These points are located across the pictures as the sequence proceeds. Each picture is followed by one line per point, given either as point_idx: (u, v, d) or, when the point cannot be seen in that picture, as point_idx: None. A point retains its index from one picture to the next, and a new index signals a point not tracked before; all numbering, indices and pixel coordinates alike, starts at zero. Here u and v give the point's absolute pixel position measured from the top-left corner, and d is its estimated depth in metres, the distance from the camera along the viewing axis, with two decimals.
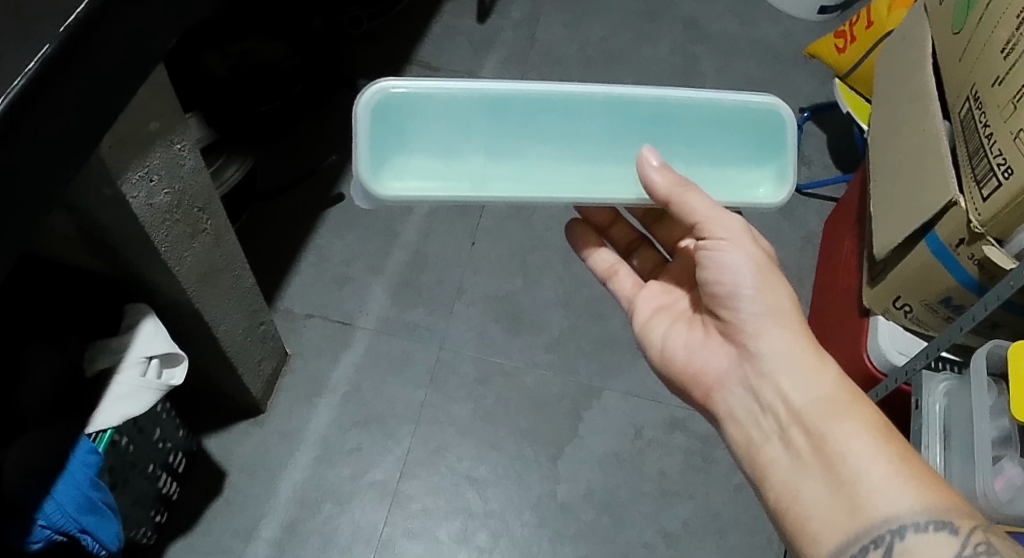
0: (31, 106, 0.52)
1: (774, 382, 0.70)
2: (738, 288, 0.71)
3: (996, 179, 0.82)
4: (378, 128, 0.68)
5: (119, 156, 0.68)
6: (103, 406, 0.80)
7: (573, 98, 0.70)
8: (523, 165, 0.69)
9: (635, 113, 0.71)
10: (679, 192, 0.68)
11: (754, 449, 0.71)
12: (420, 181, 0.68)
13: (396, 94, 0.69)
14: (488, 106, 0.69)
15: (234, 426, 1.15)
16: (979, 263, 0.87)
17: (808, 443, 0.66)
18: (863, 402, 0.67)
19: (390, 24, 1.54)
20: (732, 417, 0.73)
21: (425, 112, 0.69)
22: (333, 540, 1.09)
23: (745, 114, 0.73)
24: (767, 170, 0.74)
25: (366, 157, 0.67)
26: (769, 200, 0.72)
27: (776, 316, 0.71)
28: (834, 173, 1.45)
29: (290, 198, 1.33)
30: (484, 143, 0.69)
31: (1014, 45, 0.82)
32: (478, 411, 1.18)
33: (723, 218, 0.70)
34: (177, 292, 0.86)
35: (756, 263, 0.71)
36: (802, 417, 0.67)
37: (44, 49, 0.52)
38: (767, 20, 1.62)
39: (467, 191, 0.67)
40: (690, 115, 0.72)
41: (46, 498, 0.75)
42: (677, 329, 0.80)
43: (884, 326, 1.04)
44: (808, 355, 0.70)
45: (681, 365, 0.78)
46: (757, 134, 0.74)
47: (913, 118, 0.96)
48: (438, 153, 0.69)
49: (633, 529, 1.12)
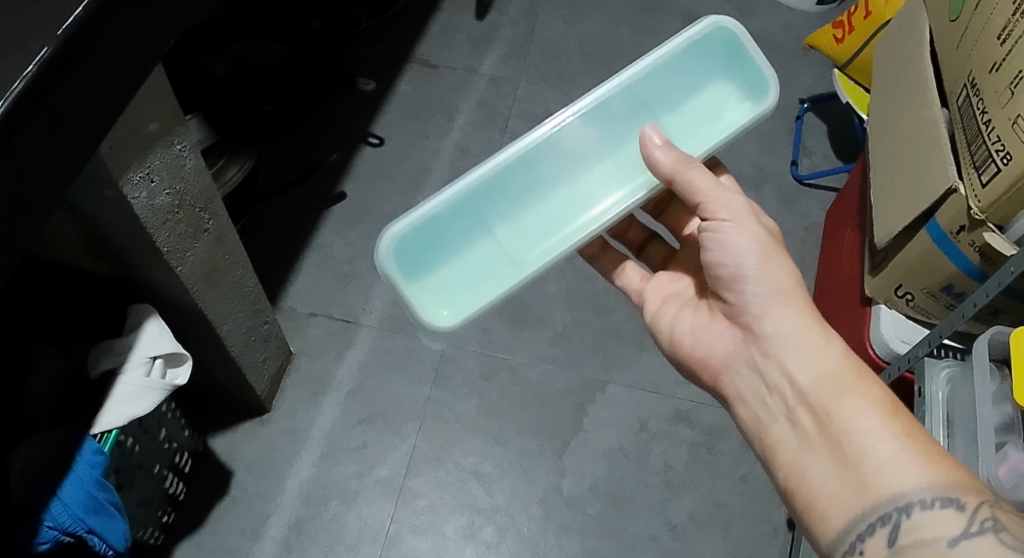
0: (31, 110, 0.53)
1: (779, 361, 0.70)
2: (742, 269, 0.71)
3: (995, 165, 0.82)
4: (413, 268, 0.67)
5: (119, 159, 0.69)
6: (109, 406, 0.81)
7: (554, 135, 0.70)
8: (549, 223, 0.68)
9: (611, 114, 0.71)
10: (684, 169, 0.67)
11: (762, 430, 0.71)
12: (468, 292, 0.67)
13: (408, 232, 0.67)
14: (488, 188, 0.68)
15: (239, 426, 1.16)
16: (979, 250, 0.88)
17: (814, 422, 0.66)
18: (869, 378, 0.67)
19: (390, 23, 1.54)
20: (741, 399, 0.73)
21: (445, 235, 0.68)
22: (341, 537, 1.09)
23: (695, 43, 0.72)
24: (743, 92, 0.72)
25: (420, 301, 0.66)
26: (757, 114, 0.71)
27: (781, 295, 0.71)
28: (836, 163, 1.44)
29: (291, 198, 1.34)
30: (505, 227, 0.68)
31: (1010, 31, 0.82)
32: (483, 406, 1.18)
33: (725, 197, 0.71)
34: (179, 291, 0.86)
35: (760, 242, 0.71)
36: (808, 396, 0.67)
37: (43, 52, 0.53)
38: (767, 12, 1.62)
39: (515, 277, 0.67)
40: (652, 78, 0.71)
41: (53, 500, 0.76)
42: (686, 315, 0.80)
43: (885, 316, 1.04)
44: (814, 333, 0.70)
45: (688, 350, 0.78)
46: (715, 53, 0.72)
47: (913, 99, 0.96)
48: (473, 263, 0.68)
49: (639, 522, 1.12)
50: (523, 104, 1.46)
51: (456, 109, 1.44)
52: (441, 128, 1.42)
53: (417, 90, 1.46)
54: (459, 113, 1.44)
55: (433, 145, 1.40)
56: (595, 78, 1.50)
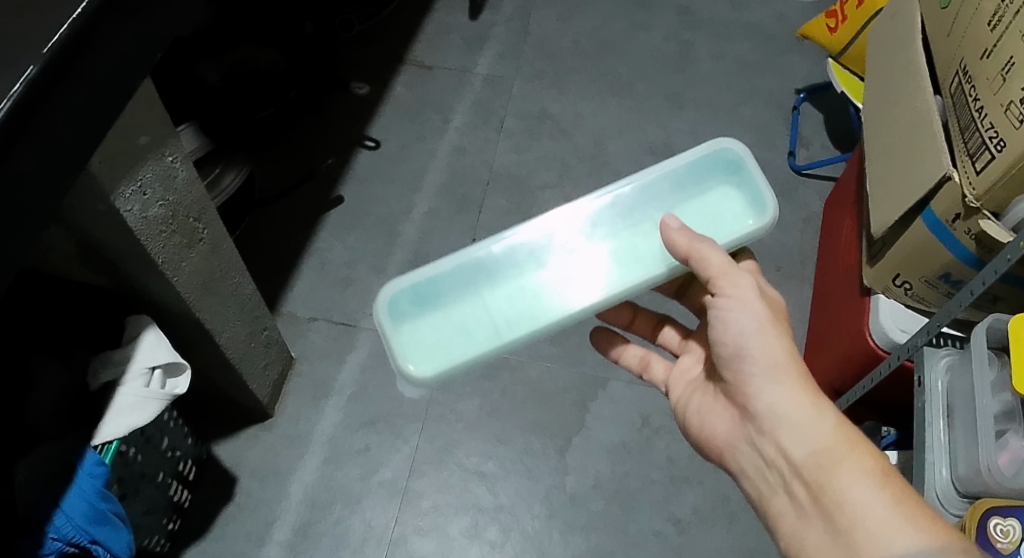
0: (28, 126, 0.53)
1: (775, 438, 0.68)
2: (742, 348, 0.69)
3: (990, 152, 0.82)
4: (400, 322, 0.67)
5: (110, 172, 0.69)
6: (109, 418, 0.82)
7: (553, 225, 0.70)
8: (539, 302, 0.68)
9: (612, 214, 0.71)
10: (696, 247, 0.67)
11: (764, 501, 0.70)
12: (446, 346, 0.66)
13: (403, 287, 0.68)
14: (483, 265, 0.69)
15: (244, 431, 1.16)
16: (976, 237, 0.87)
17: (808, 495, 0.66)
18: (860, 446, 0.65)
19: (383, 26, 1.54)
20: (743, 474, 0.72)
21: (439, 296, 0.68)
22: (346, 540, 1.09)
23: (701, 164, 0.73)
24: (746, 205, 0.72)
25: (403, 353, 0.66)
26: (757, 226, 0.71)
27: (777, 371, 0.68)
28: (833, 152, 1.44)
29: (289, 203, 1.34)
30: (493, 296, 0.68)
31: (1001, 16, 0.82)
32: (485, 406, 1.19)
33: (734, 275, 0.69)
34: (177, 303, 0.87)
35: (761, 321, 0.69)
36: (801, 471, 0.66)
37: (28, 72, 0.53)
38: (760, 3, 1.61)
39: (497, 341, 0.66)
40: (656, 190, 0.72)
41: (57, 512, 0.76)
42: (696, 395, 0.79)
43: (884, 306, 1.03)
44: (808, 407, 0.68)
45: (695, 430, 0.78)
46: (718, 174, 0.74)
47: (902, 118, 0.95)
48: (458, 322, 0.67)
49: (644, 518, 1.12)
50: (518, 102, 1.46)
51: (450, 109, 1.44)
52: (436, 129, 1.42)
53: (411, 92, 1.47)
54: (454, 113, 1.44)
55: (429, 146, 1.40)
56: (589, 75, 1.50)
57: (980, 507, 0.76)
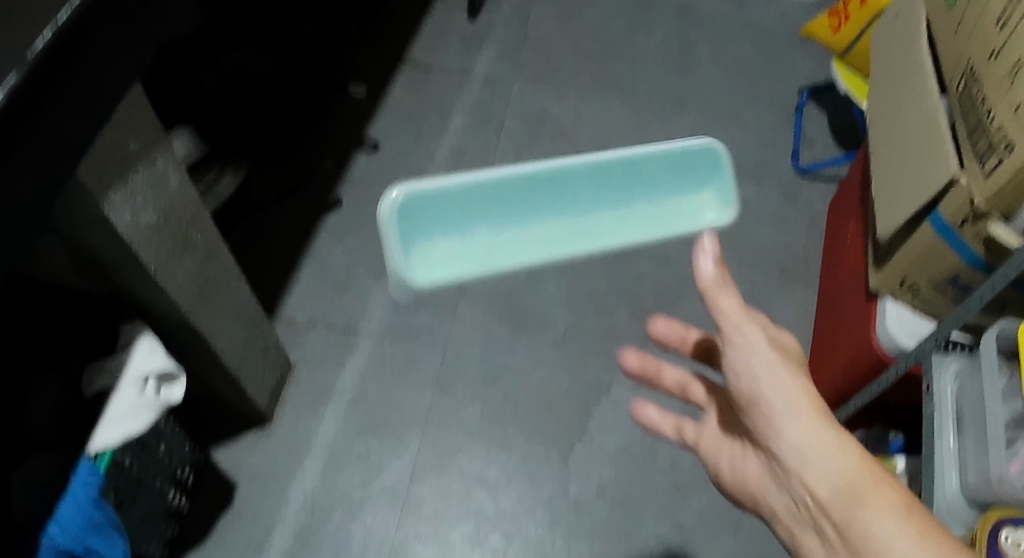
0: (15, 135, 0.51)
1: (799, 475, 0.61)
2: (753, 384, 0.62)
3: (996, 155, 0.80)
4: (395, 225, 0.63)
5: (100, 178, 0.68)
6: (102, 427, 0.81)
7: (553, 172, 0.65)
8: (526, 245, 0.64)
9: (609, 176, 0.66)
10: (716, 291, 0.62)
11: (797, 543, 0.64)
12: (457, 270, 0.63)
13: (405, 195, 0.63)
14: (484, 190, 0.64)
15: (241, 437, 1.15)
16: (984, 241, 0.86)
17: (837, 534, 0.59)
18: (885, 479, 0.59)
19: (382, 25, 1.52)
20: (777, 516, 0.67)
21: (437, 209, 0.63)
22: (346, 547, 1.08)
23: (696, 153, 0.68)
24: (715, 202, 0.69)
25: (396, 249, 0.63)
26: (714, 222, 0.68)
27: (793, 409, 0.61)
28: (837, 153, 1.42)
29: (288, 206, 1.33)
30: (485, 229, 0.64)
31: (1009, 17, 0.80)
32: (487, 411, 1.17)
33: (734, 302, 0.62)
34: (171, 311, 0.85)
35: (770, 356, 0.62)
36: (827, 510, 0.59)
37: (10, 80, 0.50)
38: (761, 4, 1.60)
39: (482, 272, 0.63)
40: (654, 162, 0.67)
41: (50, 521, 0.74)
42: (724, 446, 0.73)
43: (891, 310, 1.01)
44: (831, 441, 0.60)
45: (728, 481, 0.72)
46: (705, 163, 0.69)
47: (909, 119, 0.93)
48: (462, 241, 0.63)
49: (648, 524, 1.10)
50: (518, 103, 1.44)
51: (450, 111, 1.43)
52: (436, 130, 1.41)
53: (411, 93, 1.45)
54: (453, 114, 1.42)
55: (429, 148, 1.39)
56: (590, 76, 1.48)
57: (990, 518, 0.73)
